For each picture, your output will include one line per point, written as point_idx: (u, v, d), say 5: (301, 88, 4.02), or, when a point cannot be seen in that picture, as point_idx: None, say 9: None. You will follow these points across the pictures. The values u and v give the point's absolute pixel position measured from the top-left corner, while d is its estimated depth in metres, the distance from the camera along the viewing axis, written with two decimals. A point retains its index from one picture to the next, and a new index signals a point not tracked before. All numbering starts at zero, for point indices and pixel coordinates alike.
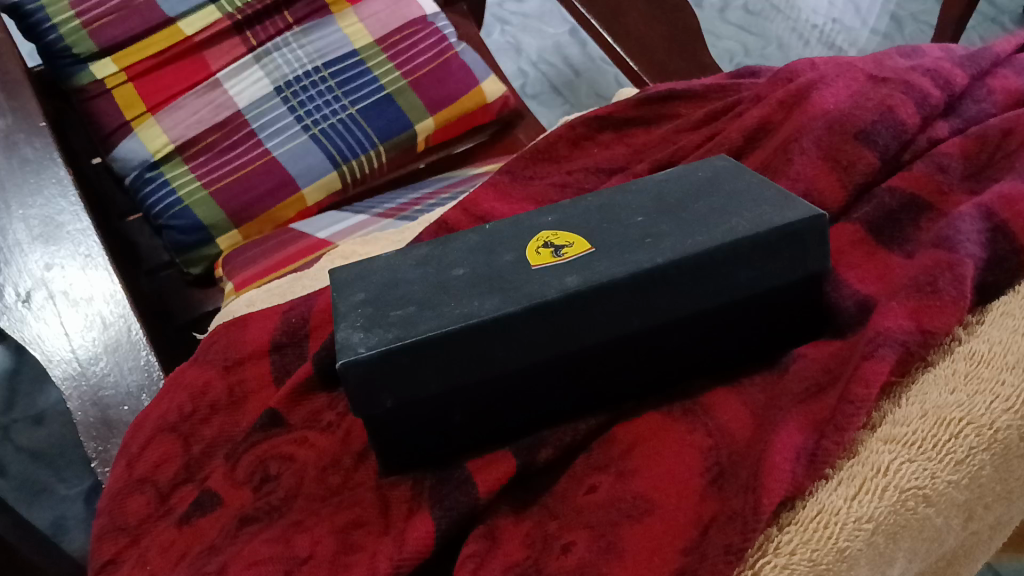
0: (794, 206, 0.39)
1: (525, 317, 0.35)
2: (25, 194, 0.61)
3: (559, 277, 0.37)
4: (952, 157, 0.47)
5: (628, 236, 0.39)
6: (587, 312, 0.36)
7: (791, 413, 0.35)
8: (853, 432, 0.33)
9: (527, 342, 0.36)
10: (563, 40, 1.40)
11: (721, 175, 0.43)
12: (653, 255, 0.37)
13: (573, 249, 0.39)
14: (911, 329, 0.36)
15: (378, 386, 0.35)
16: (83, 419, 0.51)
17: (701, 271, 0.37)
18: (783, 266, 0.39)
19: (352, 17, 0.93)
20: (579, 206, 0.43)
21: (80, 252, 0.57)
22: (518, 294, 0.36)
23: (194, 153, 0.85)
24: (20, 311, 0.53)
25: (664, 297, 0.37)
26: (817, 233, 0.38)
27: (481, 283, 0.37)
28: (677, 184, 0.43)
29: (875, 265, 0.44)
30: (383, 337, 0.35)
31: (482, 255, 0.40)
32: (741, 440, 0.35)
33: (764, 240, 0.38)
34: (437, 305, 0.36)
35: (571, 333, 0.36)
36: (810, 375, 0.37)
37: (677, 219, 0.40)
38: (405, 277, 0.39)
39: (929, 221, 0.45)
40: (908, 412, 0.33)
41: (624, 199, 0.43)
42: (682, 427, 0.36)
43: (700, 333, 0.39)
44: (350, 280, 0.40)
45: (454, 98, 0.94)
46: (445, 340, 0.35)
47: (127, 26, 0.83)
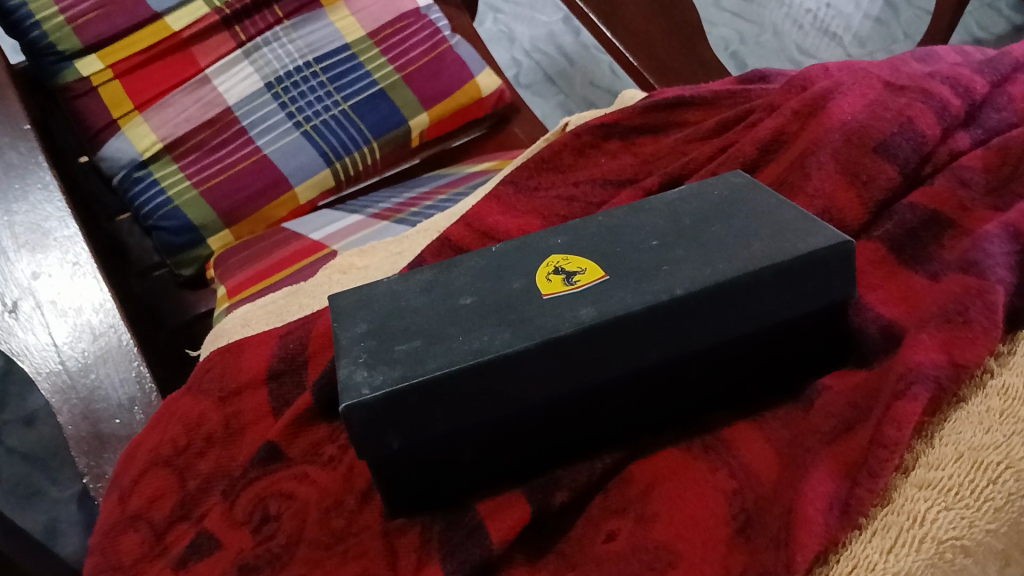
0: (819, 231, 0.37)
1: (537, 353, 0.33)
2: (9, 200, 0.58)
3: (572, 309, 0.35)
4: (975, 171, 0.46)
5: (644, 263, 0.37)
6: (605, 348, 0.34)
7: (818, 458, 0.33)
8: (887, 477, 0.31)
9: (540, 380, 0.34)
10: (556, 29, 1.37)
11: (737, 196, 0.42)
12: (671, 285, 0.35)
13: (586, 275, 0.37)
14: (943, 363, 0.34)
15: (384, 430, 0.33)
16: (74, 433, 0.49)
17: (722, 302, 0.35)
18: (809, 295, 0.37)
19: (343, 10, 0.90)
20: (591, 227, 0.41)
21: (68, 260, 0.55)
22: (530, 329, 0.34)
23: (184, 151, 0.83)
24: (7, 321, 0.51)
25: (683, 331, 0.35)
26: (844, 259, 0.37)
27: (489, 313, 0.36)
28: (693, 204, 0.42)
29: (896, 286, 0.42)
30: (388, 376, 0.33)
31: (490, 283, 0.38)
32: (766, 483, 0.34)
33: (788, 268, 0.36)
34: (443, 339, 0.35)
35: (587, 368, 0.34)
36: (837, 412, 0.35)
37: (695, 243, 0.38)
38: (410, 307, 0.37)
39: (952, 239, 0.43)
40: (942, 454, 0.32)
41: (638, 221, 0.41)
42: (703, 466, 0.35)
43: (721, 366, 0.37)
44: (352, 308, 0.38)
45: (448, 93, 0.92)
46: (454, 379, 0.33)
47: (113, 22, 0.79)
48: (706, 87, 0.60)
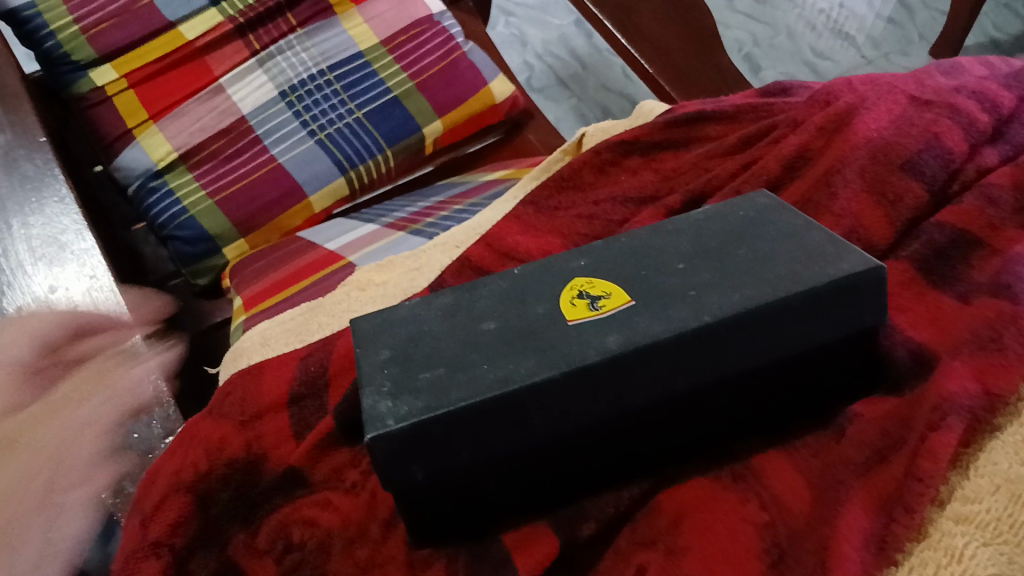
0: (849, 255, 0.37)
1: (564, 382, 0.33)
2: (26, 212, 0.57)
3: (599, 336, 0.34)
4: (1003, 189, 0.45)
5: (669, 287, 0.37)
6: (632, 377, 0.34)
7: (852, 494, 0.33)
8: (924, 512, 0.31)
9: (566, 409, 0.33)
10: (568, 32, 1.35)
11: (762, 216, 0.41)
12: (699, 312, 0.35)
13: (611, 300, 0.36)
14: (977, 393, 0.34)
15: (409, 461, 0.32)
16: (92, 449, 0.47)
17: (751, 328, 0.35)
18: (839, 320, 0.36)
19: (357, 17, 0.90)
20: (613, 250, 0.41)
21: (84, 274, 0.53)
22: (556, 356, 0.33)
23: (198, 161, 0.82)
24: (25, 335, 0.50)
25: (711, 357, 0.35)
26: (873, 285, 0.36)
27: (513, 339, 0.35)
28: (717, 226, 0.41)
29: (926, 307, 0.42)
30: (413, 406, 0.32)
31: (513, 307, 0.37)
32: (799, 516, 0.34)
33: (819, 293, 0.35)
34: (468, 367, 0.34)
35: (614, 397, 0.34)
36: (869, 440, 0.35)
37: (722, 266, 0.37)
38: (432, 333, 0.37)
39: (982, 259, 0.43)
40: (978, 487, 0.32)
41: (661, 242, 0.40)
42: (732, 496, 0.35)
43: (749, 393, 0.37)
44: (374, 332, 0.38)
45: (461, 99, 0.90)
46: (480, 409, 0.32)
47: (127, 31, 0.79)
48: (727, 101, 0.60)
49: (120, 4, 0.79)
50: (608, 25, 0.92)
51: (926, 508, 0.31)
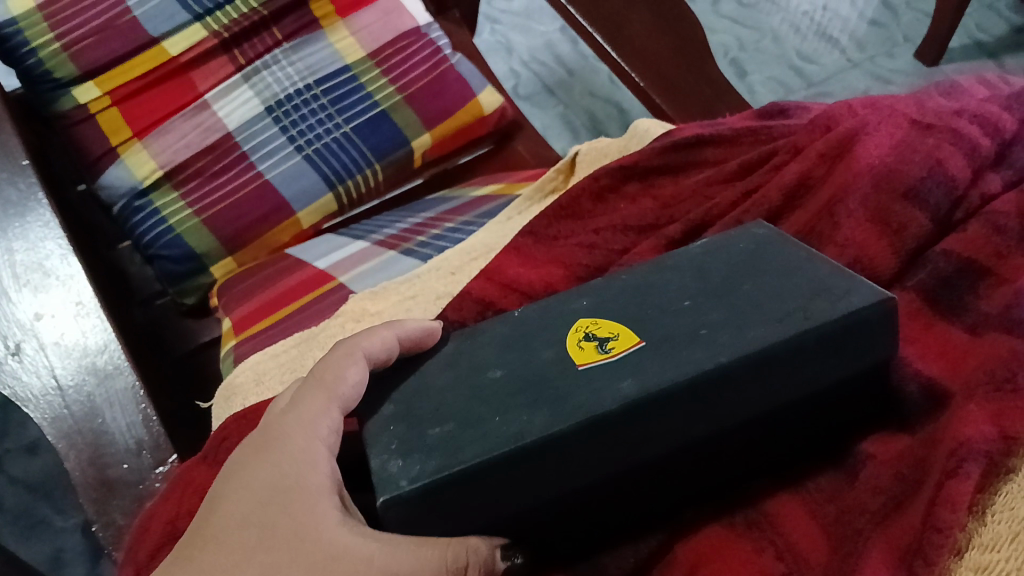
0: (857, 288, 0.36)
1: (579, 435, 0.32)
2: (7, 237, 0.54)
3: (612, 382, 0.33)
4: (1009, 217, 0.45)
5: (680, 327, 0.36)
6: (651, 425, 0.33)
7: (870, 541, 0.33)
8: (945, 562, 0.31)
9: (583, 465, 0.33)
10: (554, 38, 1.35)
11: (765, 248, 0.40)
12: (714, 353, 0.34)
13: (619, 342, 0.36)
14: (994, 436, 0.34)
15: (423, 523, 0.32)
16: (81, 480, 0.46)
17: (766, 371, 0.34)
18: (852, 357, 0.36)
19: (343, 31, 0.87)
20: (617, 291, 0.40)
21: (71, 299, 0.51)
22: (570, 405, 0.33)
23: (184, 178, 0.80)
24: (11, 364, 0.48)
25: (728, 401, 0.34)
26: (884, 316, 0.36)
27: (520, 390, 0.34)
28: (721, 259, 0.40)
29: (932, 339, 0.42)
30: (425, 467, 0.32)
31: (520, 356, 0.36)
32: (816, 568, 0.34)
33: (830, 329, 0.35)
34: (479, 422, 0.33)
35: (630, 447, 0.33)
36: (885, 488, 0.36)
37: (731, 302, 0.37)
38: (439, 389, 0.36)
39: (989, 288, 0.43)
40: (995, 535, 0.32)
41: (666, 281, 0.39)
42: (748, 544, 0.35)
43: (761, 436, 0.36)
44: (376, 392, 0.37)
45: (450, 111, 0.87)
46: (496, 466, 0.32)
47: (108, 48, 0.78)
48: (725, 124, 0.60)
49: (103, 19, 0.77)
50: (597, 37, 0.86)
51: (944, 557, 0.31)
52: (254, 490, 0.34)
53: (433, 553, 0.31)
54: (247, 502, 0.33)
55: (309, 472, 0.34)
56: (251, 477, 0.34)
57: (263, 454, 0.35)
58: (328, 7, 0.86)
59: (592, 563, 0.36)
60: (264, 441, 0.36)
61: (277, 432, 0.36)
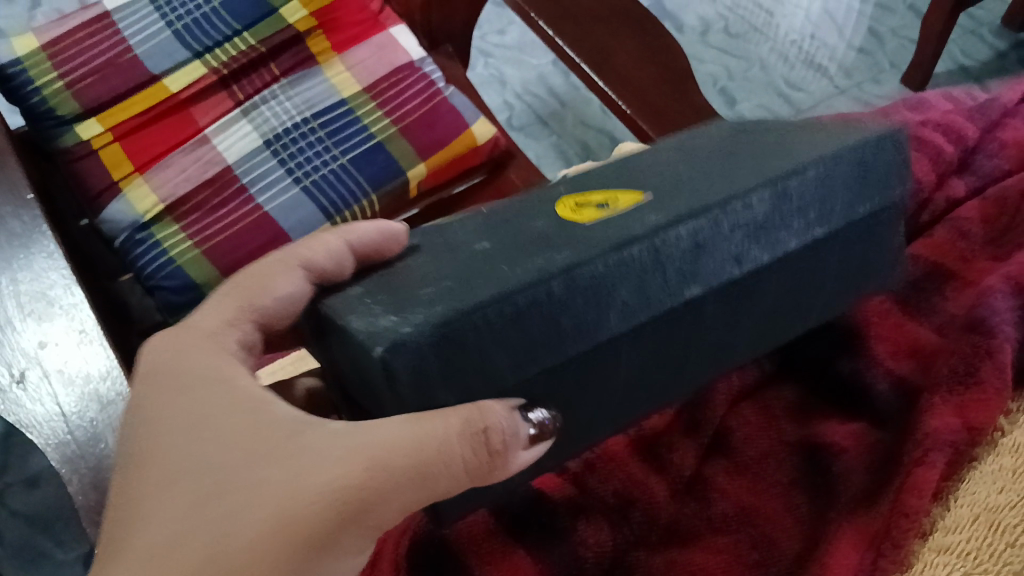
0: (872, 129, 0.48)
1: (618, 255, 0.38)
2: (11, 269, 0.53)
3: (643, 217, 0.41)
4: (972, 224, 0.58)
5: (697, 174, 0.45)
6: (705, 250, 0.41)
7: (839, 526, 0.43)
8: (908, 543, 0.40)
9: (619, 294, 0.39)
10: (547, 71, 1.35)
11: (730, 141, 0.50)
12: (743, 182, 0.42)
13: (617, 203, 0.43)
14: (959, 427, 0.43)
15: (434, 379, 0.36)
16: (84, 503, 0.47)
17: (815, 189, 0.44)
18: (880, 179, 0.46)
19: (339, 66, 0.84)
20: (608, 170, 0.49)
21: (74, 328, 0.51)
22: (600, 239, 0.39)
23: (183, 212, 0.77)
24: (15, 392, 0.49)
25: (789, 217, 0.43)
26: (894, 141, 0.47)
27: (505, 248, 0.41)
28: (708, 142, 0.51)
29: (900, 335, 0.53)
30: (422, 317, 0.35)
31: (501, 232, 0.43)
32: (783, 546, 0.45)
33: (860, 156, 0.45)
34: (472, 278, 0.38)
35: (705, 258, 0.41)
36: (856, 483, 0.46)
37: (740, 153, 0.47)
38: (419, 262, 0.43)
39: (956, 289, 0.55)
40: (959, 519, 0.40)
41: (660, 160, 0.49)
42: (730, 535, 0.46)
43: (815, 266, 0.46)
44: (372, 279, 0.43)
45: (444, 142, 0.81)
46: (503, 302, 0.36)
47: (110, 86, 0.80)
48: None
49: (104, 58, 0.80)
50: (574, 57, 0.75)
51: (911, 541, 0.40)
52: (208, 443, 0.38)
53: (442, 422, 0.35)
54: (212, 456, 0.37)
55: (249, 397, 0.39)
56: (201, 437, 0.38)
57: (189, 414, 0.39)
58: (325, 43, 0.85)
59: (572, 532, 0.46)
60: (187, 403, 0.40)
61: (191, 392, 0.40)
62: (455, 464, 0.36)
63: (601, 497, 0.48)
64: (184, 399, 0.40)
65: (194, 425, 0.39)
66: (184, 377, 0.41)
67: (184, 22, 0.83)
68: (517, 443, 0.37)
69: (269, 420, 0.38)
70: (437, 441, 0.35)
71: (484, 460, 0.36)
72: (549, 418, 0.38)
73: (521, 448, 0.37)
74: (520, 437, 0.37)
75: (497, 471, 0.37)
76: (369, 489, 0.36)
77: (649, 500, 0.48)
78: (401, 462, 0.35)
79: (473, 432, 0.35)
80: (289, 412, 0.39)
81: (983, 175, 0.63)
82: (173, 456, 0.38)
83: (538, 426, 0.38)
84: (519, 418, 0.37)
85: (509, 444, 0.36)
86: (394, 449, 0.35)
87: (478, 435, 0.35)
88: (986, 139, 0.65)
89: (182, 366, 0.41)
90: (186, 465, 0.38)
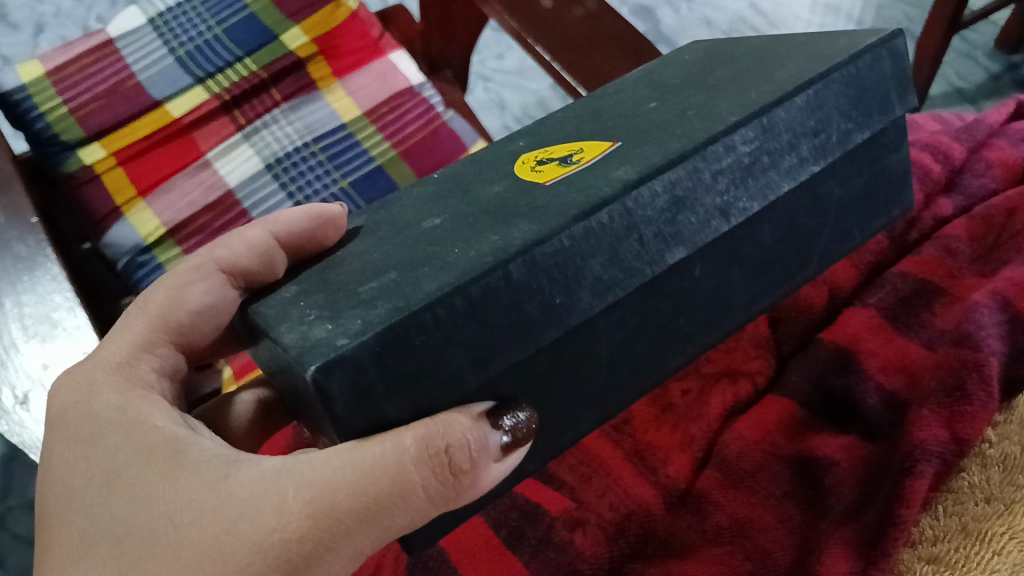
0: (864, 35, 0.49)
1: (598, 209, 0.38)
2: (17, 292, 0.54)
3: (613, 172, 0.40)
4: (959, 242, 0.59)
5: (676, 109, 0.46)
6: (684, 206, 0.41)
7: (831, 536, 0.44)
8: (898, 551, 0.42)
9: (586, 255, 0.38)
10: (546, 95, 1.35)
11: (697, 76, 0.50)
12: (719, 121, 0.43)
13: (580, 156, 0.44)
14: (947, 439, 0.45)
15: (379, 395, 0.34)
16: None
17: (808, 114, 0.45)
18: (874, 87, 0.48)
19: (340, 91, 0.86)
20: (583, 117, 0.50)
21: (78, 349, 0.51)
22: (563, 208, 0.38)
23: (186, 235, 0.77)
24: (19, 414, 0.49)
25: (786, 145, 0.44)
26: (887, 50, 0.48)
27: (457, 226, 0.40)
28: (682, 69, 0.52)
29: (894, 349, 0.54)
30: (352, 326, 0.33)
31: (454, 204, 0.43)
32: (779, 557, 0.46)
33: (850, 70, 0.46)
34: (421, 265, 0.37)
35: (695, 197, 0.41)
36: (846, 493, 0.47)
37: (722, 83, 0.47)
38: (363, 248, 0.42)
39: (943, 306, 0.56)
40: (947, 530, 0.42)
41: (632, 98, 0.50)
42: (723, 546, 0.47)
43: (817, 193, 0.47)
44: (320, 270, 0.41)
45: (443, 166, 0.83)
46: (455, 294, 0.35)
47: (114, 111, 0.79)
48: None
49: (108, 85, 0.80)
50: (568, 77, 0.69)
51: (899, 549, 0.42)
52: (128, 495, 0.36)
53: (391, 443, 0.33)
54: (138, 514, 0.35)
55: (167, 438, 0.37)
56: (122, 496, 0.36)
57: (106, 466, 0.37)
58: (326, 69, 0.86)
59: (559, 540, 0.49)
60: (100, 458, 0.37)
61: (105, 444, 0.38)
62: (416, 491, 0.33)
63: (598, 510, 0.51)
64: (99, 452, 0.38)
65: (113, 480, 0.36)
66: (95, 426, 0.39)
67: (188, 49, 0.84)
68: (486, 454, 0.34)
69: (193, 460, 0.36)
70: (391, 466, 0.32)
71: (448, 479, 0.34)
72: (524, 419, 0.37)
73: (493, 459, 0.35)
74: (489, 446, 0.35)
75: (468, 488, 0.34)
76: (319, 534, 0.33)
77: (643, 509, 0.50)
78: (349, 496, 0.32)
79: (432, 452, 0.33)
80: (216, 447, 0.37)
81: (970, 194, 0.64)
82: (101, 518, 0.36)
83: (512, 432, 0.36)
84: (487, 427, 0.35)
85: (477, 457, 0.34)
86: (336, 485, 0.33)
87: (438, 454, 0.33)
88: (972, 159, 0.67)
89: (90, 417, 0.39)
90: (112, 527, 0.35)
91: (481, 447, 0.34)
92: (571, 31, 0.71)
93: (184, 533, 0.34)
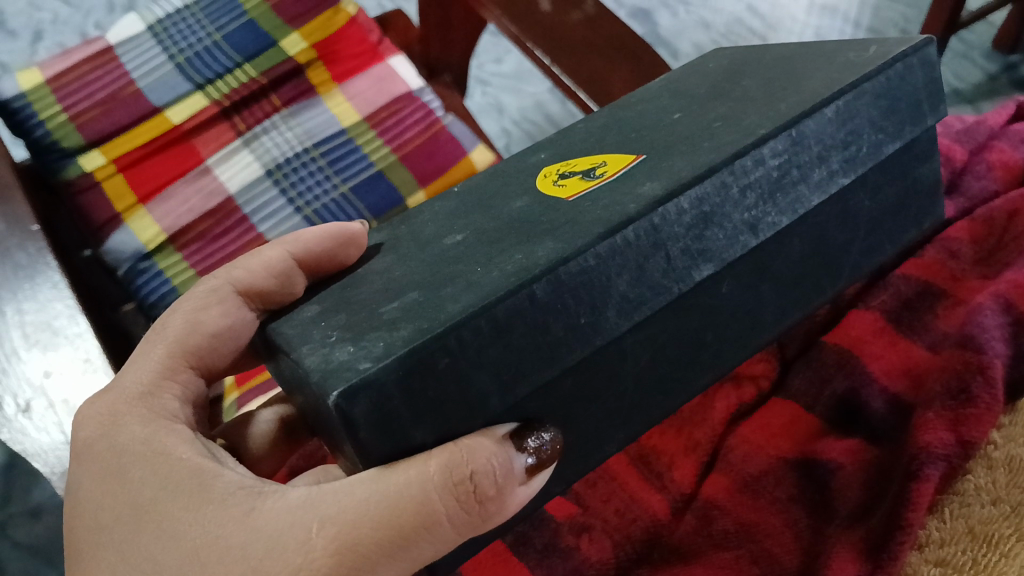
0: (895, 43, 0.49)
1: (628, 229, 0.38)
2: (19, 300, 0.54)
3: (639, 189, 0.40)
4: (961, 243, 0.60)
5: (701, 121, 0.46)
6: (712, 222, 0.41)
7: (838, 541, 0.45)
8: (903, 556, 0.42)
9: (610, 277, 0.38)
10: (544, 99, 1.35)
11: (720, 84, 0.50)
12: (748, 134, 0.43)
13: (611, 167, 0.44)
14: (952, 441, 0.46)
15: (404, 420, 0.34)
16: None
17: (838, 126, 0.45)
18: (905, 97, 0.48)
19: (339, 96, 0.86)
20: (608, 129, 0.50)
21: (80, 358, 0.51)
22: (590, 224, 0.38)
23: (186, 242, 0.77)
24: (20, 422, 0.49)
25: (816, 158, 0.44)
26: (919, 59, 0.48)
27: (474, 243, 0.40)
28: (702, 80, 0.52)
29: (897, 352, 0.54)
30: (375, 349, 0.33)
31: (477, 221, 0.43)
32: (786, 563, 0.46)
33: (881, 80, 0.46)
34: (444, 285, 0.37)
35: (722, 215, 0.41)
36: (856, 496, 0.47)
37: (748, 94, 0.47)
38: (385, 265, 0.42)
39: (947, 307, 0.56)
40: (954, 533, 0.42)
41: (655, 108, 0.50)
42: (731, 549, 0.47)
43: (846, 207, 0.48)
44: (339, 288, 0.42)
45: (443, 170, 0.83)
46: (480, 317, 0.35)
47: (113, 118, 0.78)
48: None
49: (107, 91, 0.79)
50: (568, 82, 0.69)
51: (908, 552, 0.42)
52: (148, 529, 0.36)
53: (417, 472, 0.33)
54: (167, 551, 0.35)
55: (193, 470, 0.37)
56: (149, 531, 0.36)
57: (130, 501, 0.37)
58: (325, 75, 0.86)
59: (566, 551, 0.50)
60: (125, 493, 0.37)
61: (131, 479, 0.38)
62: (443, 521, 0.33)
63: (603, 515, 0.51)
64: (124, 487, 0.38)
65: (139, 515, 0.36)
66: (120, 461, 0.39)
67: (187, 55, 0.83)
68: (512, 479, 0.34)
69: (220, 492, 0.36)
70: (417, 495, 0.32)
71: (474, 508, 0.34)
72: (549, 440, 0.37)
73: (518, 482, 0.35)
74: (515, 470, 0.34)
75: (495, 514, 0.34)
76: (346, 571, 0.33)
77: (651, 516, 0.51)
78: (374, 521, 0.33)
79: (457, 480, 0.33)
80: (239, 480, 0.37)
81: (971, 196, 0.65)
82: (119, 551, 0.36)
83: (536, 454, 0.36)
84: (511, 451, 0.35)
85: (502, 483, 0.34)
86: (363, 519, 0.33)
87: (463, 482, 0.33)
88: (973, 162, 0.68)
89: (115, 450, 0.39)
90: (141, 563, 0.35)
91: (510, 474, 0.34)
92: (569, 33, 0.71)
93: (212, 569, 0.34)
